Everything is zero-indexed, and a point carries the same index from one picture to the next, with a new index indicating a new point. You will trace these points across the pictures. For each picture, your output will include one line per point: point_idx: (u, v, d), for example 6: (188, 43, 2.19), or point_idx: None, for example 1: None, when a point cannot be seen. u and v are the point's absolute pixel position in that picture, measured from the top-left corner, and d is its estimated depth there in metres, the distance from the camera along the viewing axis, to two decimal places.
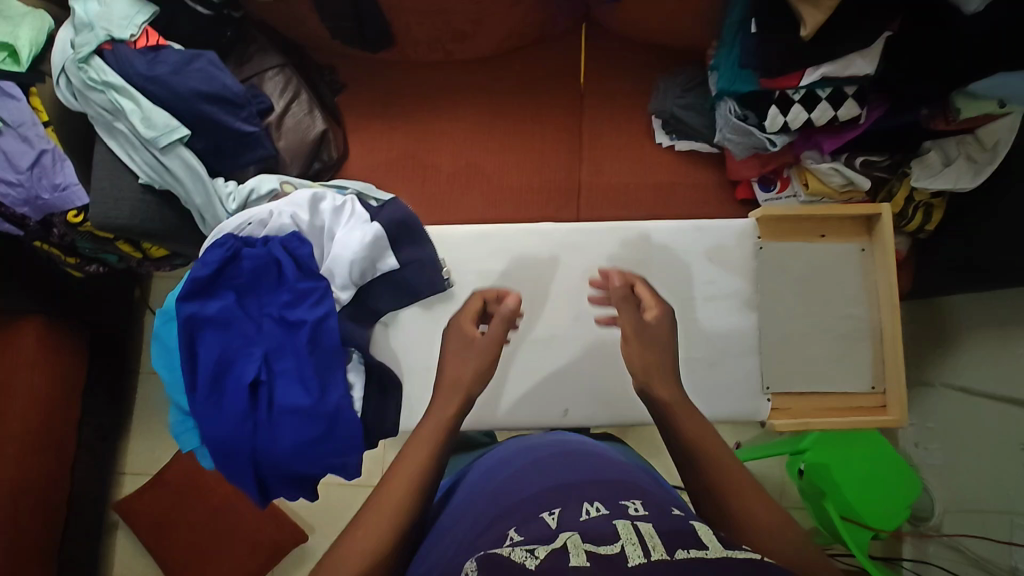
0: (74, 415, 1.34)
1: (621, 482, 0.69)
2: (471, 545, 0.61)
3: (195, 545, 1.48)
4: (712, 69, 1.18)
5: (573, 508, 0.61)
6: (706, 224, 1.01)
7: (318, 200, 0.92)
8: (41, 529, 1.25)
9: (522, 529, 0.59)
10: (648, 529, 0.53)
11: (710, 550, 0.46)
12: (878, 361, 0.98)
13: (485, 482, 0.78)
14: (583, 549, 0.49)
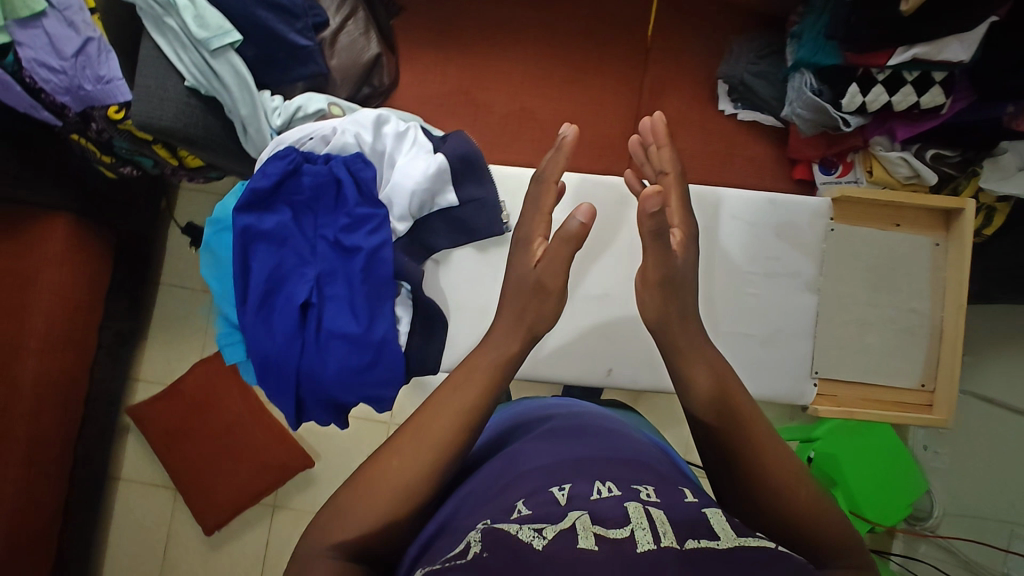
0: (96, 317, 1.34)
1: (643, 457, 0.69)
2: (477, 510, 0.61)
3: (205, 457, 1.51)
4: (794, 37, 1.11)
5: (584, 481, 0.61)
6: (783, 198, 0.97)
7: (381, 123, 0.89)
8: (59, 424, 1.27)
9: (532, 500, 0.58)
10: (655, 514, 0.54)
11: (721, 543, 0.50)
12: (932, 360, 0.98)
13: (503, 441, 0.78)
14: (592, 532, 0.51)
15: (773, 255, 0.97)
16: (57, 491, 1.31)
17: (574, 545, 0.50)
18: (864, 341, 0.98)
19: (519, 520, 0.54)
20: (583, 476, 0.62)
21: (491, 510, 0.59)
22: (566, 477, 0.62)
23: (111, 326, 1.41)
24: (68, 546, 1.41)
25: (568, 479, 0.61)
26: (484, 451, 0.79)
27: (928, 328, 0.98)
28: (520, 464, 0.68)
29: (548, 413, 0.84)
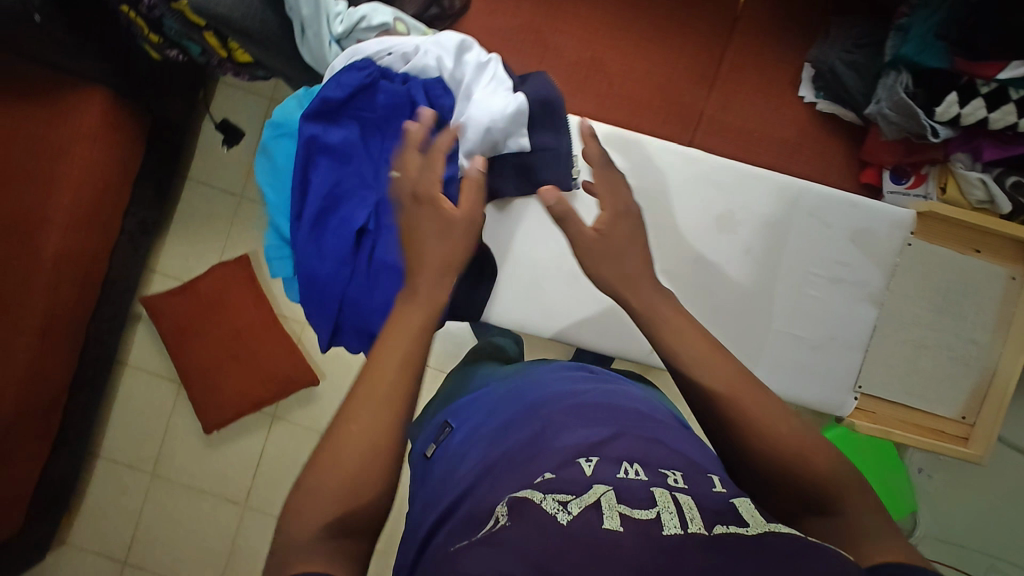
0: (121, 201, 1.31)
1: (672, 437, 0.70)
2: (501, 478, 0.62)
3: (212, 358, 1.52)
4: (899, 30, 1.02)
5: (610, 456, 0.62)
6: (860, 201, 0.96)
7: (464, 49, 0.85)
8: (75, 302, 1.26)
9: (556, 467, 0.60)
10: (683, 499, 0.55)
11: (749, 529, 0.50)
12: (977, 397, 1.02)
13: (528, 405, 0.78)
14: (618, 511, 0.51)
15: (830, 255, 0.97)
16: (65, 366, 1.31)
17: (599, 523, 0.50)
18: (916, 364, 1.01)
19: (543, 488, 0.55)
20: (611, 451, 0.63)
21: (515, 478, 0.61)
22: (594, 448, 0.64)
23: (136, 213, 1.38)
24: (71, 420, 1.43)
25: (595, 451, 0.63)
26: (507, 409, 0.80)
27: (982, 361, 1.01)
28: (547, 429, 0.69)
29: (574, 382, 0.84)
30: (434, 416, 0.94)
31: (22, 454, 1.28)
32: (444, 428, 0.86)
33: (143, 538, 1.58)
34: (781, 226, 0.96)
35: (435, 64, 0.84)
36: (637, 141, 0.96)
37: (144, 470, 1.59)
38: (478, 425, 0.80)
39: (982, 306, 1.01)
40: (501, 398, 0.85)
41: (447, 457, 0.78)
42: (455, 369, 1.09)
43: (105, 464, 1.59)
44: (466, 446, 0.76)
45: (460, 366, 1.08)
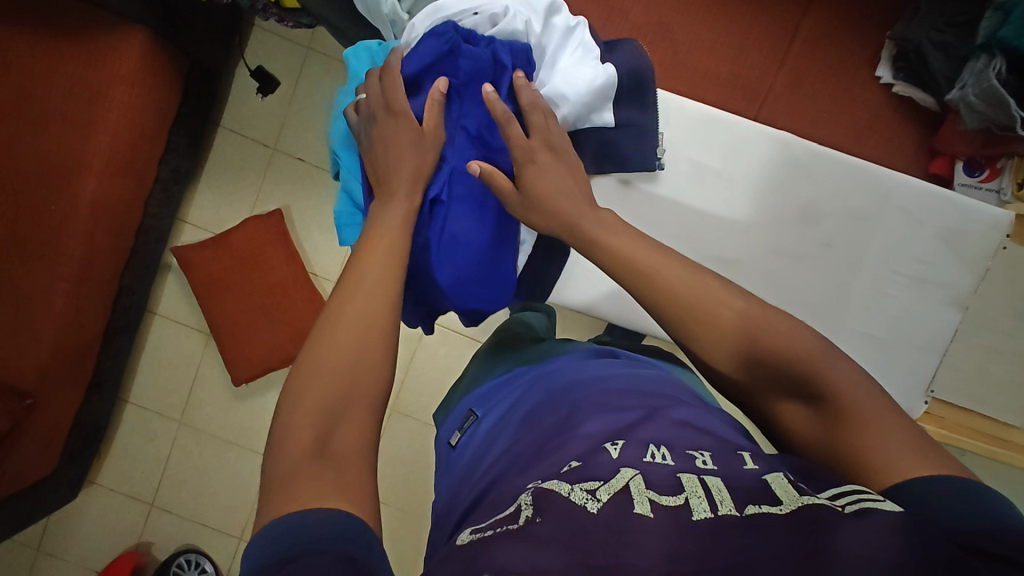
0: (158, 148, 1.27)
1: (703, 414, 0.67)
2: (528, 468, 0.59)
3: (241, 313, 1.50)
4: (998, 10, 0.94)
5: (640, 440, 0.58)
6: (959, 199, 0.95)
7: (552, 13, 0.85)
8: (109, 250, 1.24)
9: (585, 452, 0.57)
10: (711, 480, 0.51)
11: (783, 508, 0.46)
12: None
13: (555, 388, 0.75)
14: (646, 496, 0.48)
15: (879, 257, 0.96)
16: (100, 313, 1.31)
17: (630, 510, 0.47)
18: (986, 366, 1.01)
19: (567, 477, 0.52)
20: (640, 434, 0.59)
21: (541, 467, 0.57)
22: (624, 431, 0.60)
23: (170, 160, 1.34)
24: (104, 366, 1.44)
25: (622, 434, 0.59)
26: (531, 393, 0.78)
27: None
28: (573, 411, 0.67)
29: (600, 361, 0.81)
30: (460, 402, 0.93)
31: (59, 398, 1.28)
32: (468, 416, 0.85)
33: (170, 483, 1.61)
34: (871, 221, 0.96)
35: (523, 28, 0.84)
36: (721, 120, 0.95)
37: (172, 417, 1.61)
38: (506, 413, 0.78)
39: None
40: (527, 383, 0.83)
41: (477, 445, 0.77)
42: (480, 350, 1.02)
43: (134, 409, 1.61)
44: (496, 435, 0.74)
45: (482, 351, 1.02)
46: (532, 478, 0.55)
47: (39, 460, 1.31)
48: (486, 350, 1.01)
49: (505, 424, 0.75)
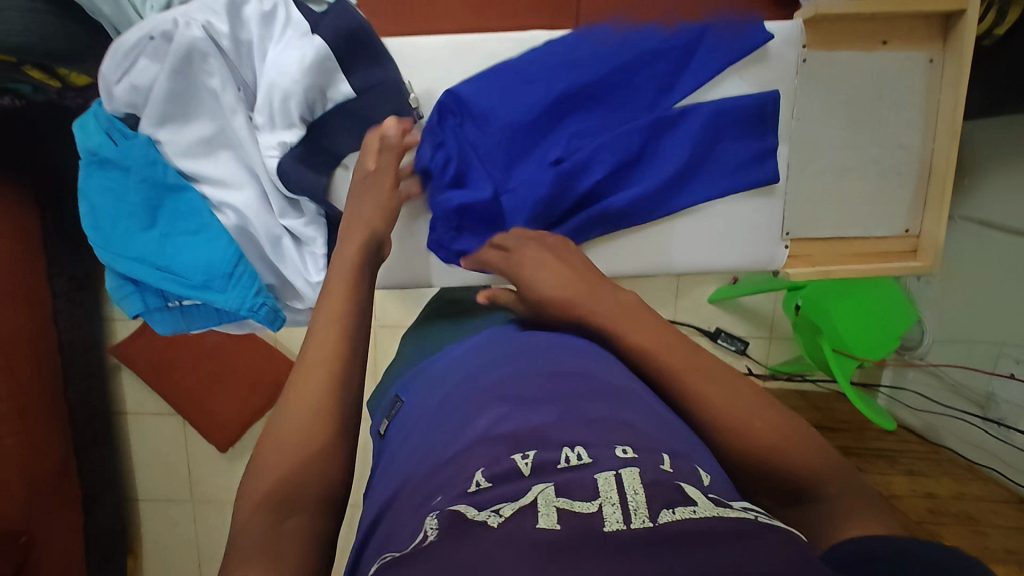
0: (38, 268, 1.25)
1: (637, 385, 0.53)
2: (428, 491, 0.45)
3: (198, 382, 1.50)
4: None
5: (551, 436, 0.45)
6: None
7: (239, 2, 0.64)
8: (35, 376, 1.25)
9: (490, 462, 0.44)
10: (629, 477, 0.40)
11: (697, 511, 0.37)
12: (920, 198, 0.79)
13: (476, 368, 0.59)
14: (554, 507, 0.38)
15: None
16: (59, 437, 1.34)
17: (532, 527, 0.36)
18: (842, 190, 0.78)
19: (477, 502, 0.40)
20: (554, 428, 0.46)
21: (442, 473, 0.46)
22: (536, 424, 0.47)
23: (62, 271, 1.33)
24: (91, 479, 1.48)
25: (537, 434, 0.46)
26: (449, 368, 0.65)
27: (917, 165, 0.77)
28: (484, 396, 0.53)
29: (532, 316, 0.68)
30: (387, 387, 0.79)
31: (59, 524, 1.34)
32: (395, 402, 0.72)
33: (207, 557, 1.66)
34: None
35: (204, 35, 0.62)
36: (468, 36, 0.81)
37: (183, 500, 1.65)
38: (422, 403, 0.62)
39: (908, 87, 0.75)
40: (450, 357, 0.69)
41: (396, 436, 0.63)
42: (415, 322, 0.88)
43: (147, 505, 1.66)
44: (401, 439, 0.60)
45: (418, 323, 0.88)
46: (431, 499, 0.43)
47: None
48: (423, 321, 0.88)
49: (410, 423, 0.60)
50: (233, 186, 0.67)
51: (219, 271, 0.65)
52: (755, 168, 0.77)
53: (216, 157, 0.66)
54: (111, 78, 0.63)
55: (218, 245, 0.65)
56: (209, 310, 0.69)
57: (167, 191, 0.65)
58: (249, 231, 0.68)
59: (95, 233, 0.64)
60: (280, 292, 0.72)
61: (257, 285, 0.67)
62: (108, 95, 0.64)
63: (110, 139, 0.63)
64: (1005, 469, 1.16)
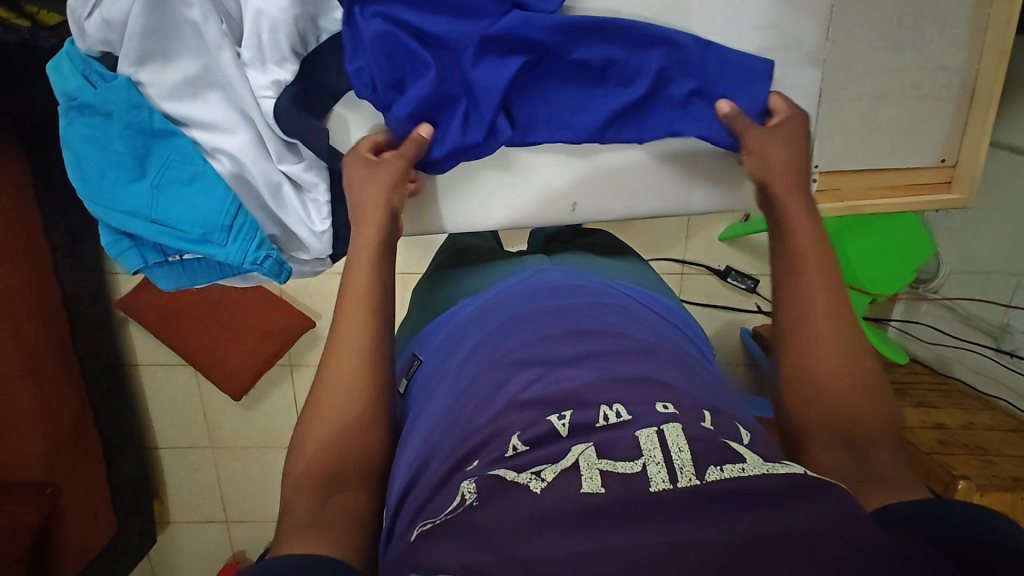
0: (32, 224, 1.21)
1: (658, 351, 0.58)
2: (469, 452, 0.50)
3: (203, 335, 1.48)
4: None
5: (586, 400, 0.50)
6: None
7: None
8: (44, 336, 1.25)
9: (528, 427, 0.49)
10: (673, 434, 0.44)
11: (747, 468, 0.41)
12: (958, 125, 0.74)
13: (506, 335, 0.61)
14: (598, 469, 0.42)
15: None
16: (73, 392, 1.35)
17: (577, 490, 0.41)
18: (877, 119, 0.73)
19: (516, 465, 0.45)
20: (587, 392, 0.51)
21: (479, 440, 0.50)
22: (570, 390, 0.52)
23: (58, 225, 1.29)
24: (108, 431, 1.51)
25: (570, 403, 0.50)
26: (474, 326, 0.66)
27: (958, 88, 0.72)
28: (518, 366, 0.56)
29: (555, 278, 0.71)
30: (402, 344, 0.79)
31: (81, 476, 1.37)
32: (413, 357, 0.72)
33: (231, 499, 1.72)
34: None
35: None
36: None
37: (202, 446, 1.69)
38: (450, 364, 0.63)
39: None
40: (473, 312, 0.69)
41: (420, 390, 0.66)
42: (427, 271, 0.87)
43: (168, 452, 1.70)
44: (430, 399, 0.61)
45: (429, 271, 0.87)
46: (468, 465, 0.48)
47: (96, 529, 1.43)
48: (437, 267, 0.87)
49: (438, 385, 0.62)
50: (225, 130, 0.63)
51: (218, 224, 0.63)
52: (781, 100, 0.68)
53: (204, 98, 0.62)
54: (82, 15, 0.57)
55: (214, 194, 0.63)
56: (210, 264, 0.67)
57: (155, 136, 0.62)
58: (246, 177, 0.65)
59: (83, 185, 0.61)
60: (284, 242, 0.70)
61: (259, 237, 0.64)
62: (79, 32, 0.59)
63: (87, 81, 0.59)
64: (1009, 396, 1.19)
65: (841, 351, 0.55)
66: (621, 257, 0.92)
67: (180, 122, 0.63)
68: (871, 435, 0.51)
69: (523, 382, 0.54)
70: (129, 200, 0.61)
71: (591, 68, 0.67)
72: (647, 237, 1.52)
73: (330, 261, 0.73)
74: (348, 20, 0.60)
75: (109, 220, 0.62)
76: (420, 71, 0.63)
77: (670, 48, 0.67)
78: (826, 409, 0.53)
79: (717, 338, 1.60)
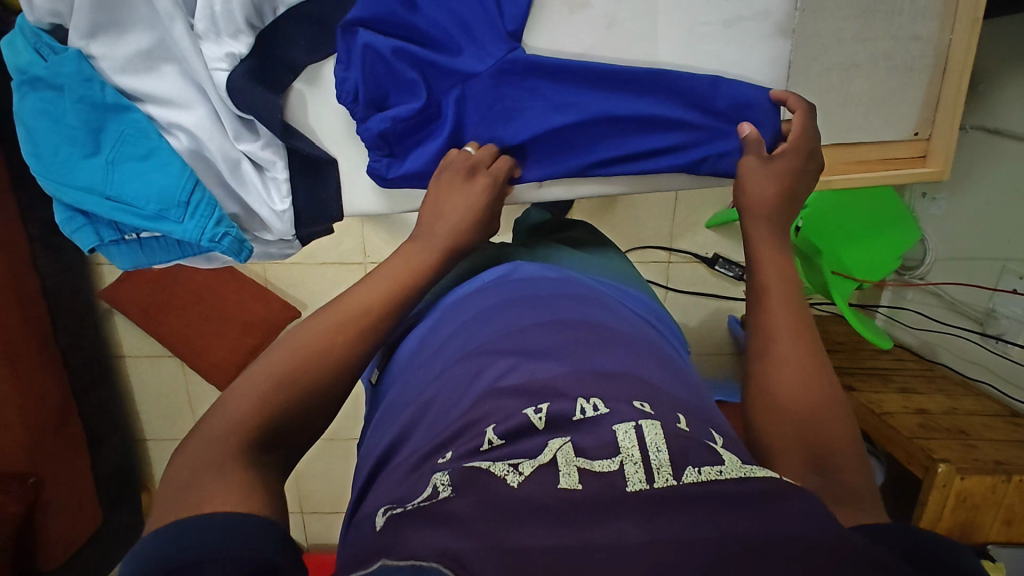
0: (10, 215, 1.20)
1: (637, 346, 0.56)
2: (441, 444, 0.47)
3: (186, 326, 1.47)
4: None
5: (562, 392, 0.48)
6: None
7: None
8: (22, 327, 1.24)
9: (504, 419, 0.47)
10: (651, 431, 0.42)
11: (725, 471, 0.40)
12: (932, 99, 0.73)
13: (480, 328, 0.59)
14: (575, 466, 0.41)
15: None
16: (54, 383, 1.34)
17: (554, 486, 0.39)
18: (850, 94, 0.72)
19: (491, 458, 0.43)
20: (564, 384, 0.49)
21: (452, 431, 0.48)
22: (545, 382, 0.50)
23: (35, 214, 1.28)
24: (91, 422, 1.50)
25: (546, 395, 0.48)
26: (448, 320, 0.64)
27: (931, 58, 0.71)
28: (494, 359, 0.54)
29: (529, 273, 0.68)
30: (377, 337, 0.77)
31: (64, 466, 1.37)
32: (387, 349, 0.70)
33: None
34: None
35: None
36: None
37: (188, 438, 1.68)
38: (423, 358, 0.61)
39: None
40: (447, 304, 0.67)
41: (394, 385, 0.63)
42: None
43: (155, 444, 1.69)
44: (402, 394, 0.59)
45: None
46: (440, 457, 0.45)
47: (80, 521, 1.42)
48: None
49: (410, 381, 0.60)
50: (181, 105, 0.65)
51: (176, 200, 0.65)
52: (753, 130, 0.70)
53: (159, 71, 0.64)
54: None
55: (170, 170, 0.65)
56: (168, 243, 0.69)
57: (110, 111, 0.64)
58: (202, 154, 0.67)
59: (36, 160, 0.63)
60: (245, 222, 0.72)
61: (215, 214, 0.66)
62: (28, 4, 0.61)
63: (38, 55, 0.61)
64: (1001, 385, 1.17)
65: (808, 360, 0.52)
66: (603, 252, 0.90)
67: (132, 96, 0.65)
68: (839, 457, 0.47)
69: (496, 374, 0.52)
70: (82, 176, 0.63)
71: (586, 90, 0.69)
72: (633, 224, 1.50)
73: (297, 244, 0.75)
74: (345, 35, 0.64)
75: (63, 195, 0.64)
76: (405, 96, 0.67)
77: (662, 81, 0.69)
78: (795, 429, 0.48)
79: (704, 327, 1.60)
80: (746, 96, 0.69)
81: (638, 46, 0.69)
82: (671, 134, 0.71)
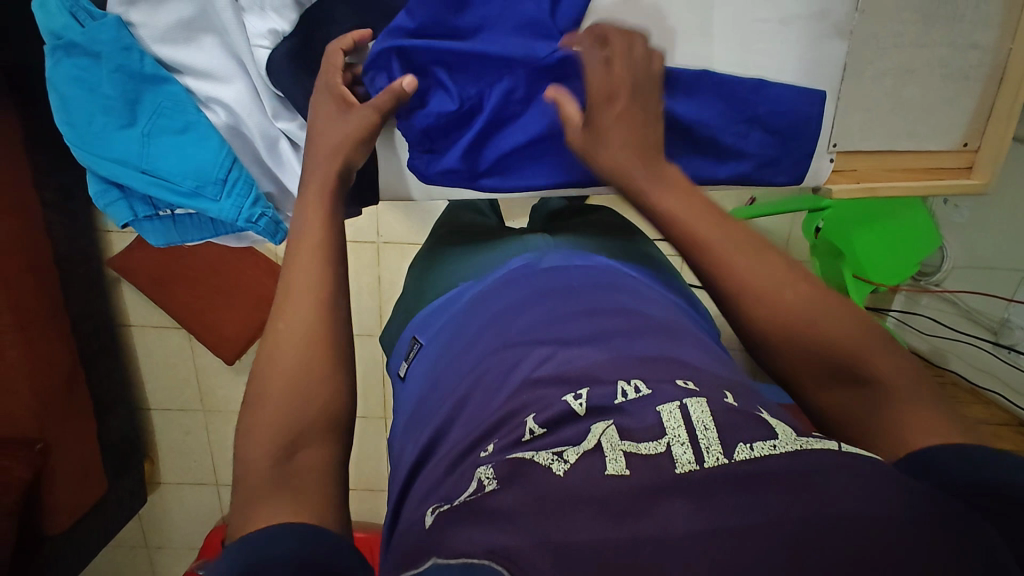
0: (25, 179, 1.18)
1: (673, 331, 0.54)
2: (481, 437, 0.46)
3: (200, 298, 1.46)
4: None
5: (600, 378, 0.47)
6: None
7: None
8: (34, 291, 1.22)
9: (544, 408, 0.45)
10: (697, 410, 0.40)
11: (778, 446, 0.37)
12: (984, 107, 0.72)
13: (513, 320, 0.57)
14: (621, 451, 0.39)
15: None
16: (66, 350, 1.34)
17: (601, 473, 0.38)
18: (901, 99, 0.71)
19: (532, 447, 0.41)
20: (600, 371, 0.48)
21: (492, 422, 0.46)
22: (582, 369, 0.48)
23: (51, 180, 1.25)
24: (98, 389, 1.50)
25: (584, 381, 0.47)
26: (478, 308, 0.62)
27: (988, 67, 0.70)
28: (531, 351, 0.52)
29: (559, 259, 0.66)
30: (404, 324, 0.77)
31: (71, 434, 1.36)
32: (413, 344, 0.70)
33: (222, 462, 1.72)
34: None
35: None
36: None
37: (195, 410, 1.68)
38: (456, 348, 0.60)
39: None
40: (477, 292, 0.66)
41: (426, 376, 0.62)
42: (423, 246, 0.84)
43: (160, 415, 1.68)
44: (438, 386, 0.58)
45: (423, 251, 0.84)
46: (483, 450, 0.44)
47: (86, 489, 1.42)
48: (435, 239, 0.86)
49: (445, 372, 0.59)
50: (221, 79, 0.64)
51: (213, 177, 0.65)
52: (789, 143, 0.71)
53: (198, 43, 0.63)
54: None
55: (209, 145, 0.64)
56: (202, 221, 0.69)
57: (149, 82, 0.63)
58: (240, 131, 0.66)
59: (71, 129, 0.63)
60: (279, 202, 0.71)
61: (253, 194, 0.66)
62: None
63: (73, 19, 0.59)
64: (1009, 394, 1.19)
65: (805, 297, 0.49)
66: (630, 236, 0.89)
67: (171, 67, 0.64)
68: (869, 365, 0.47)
69: (532, 366, 0.51)
70: (117, 149, 0.63)
71: None
72: None
73: None
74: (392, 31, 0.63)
75: (98, 164, 0.63)
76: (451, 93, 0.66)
77: (716, 87, 0.67)
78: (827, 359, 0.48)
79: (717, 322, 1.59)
80: (788, 107, 0.69)
81: (693, 46, 0.67)
82: (715, 149, 0.70)
